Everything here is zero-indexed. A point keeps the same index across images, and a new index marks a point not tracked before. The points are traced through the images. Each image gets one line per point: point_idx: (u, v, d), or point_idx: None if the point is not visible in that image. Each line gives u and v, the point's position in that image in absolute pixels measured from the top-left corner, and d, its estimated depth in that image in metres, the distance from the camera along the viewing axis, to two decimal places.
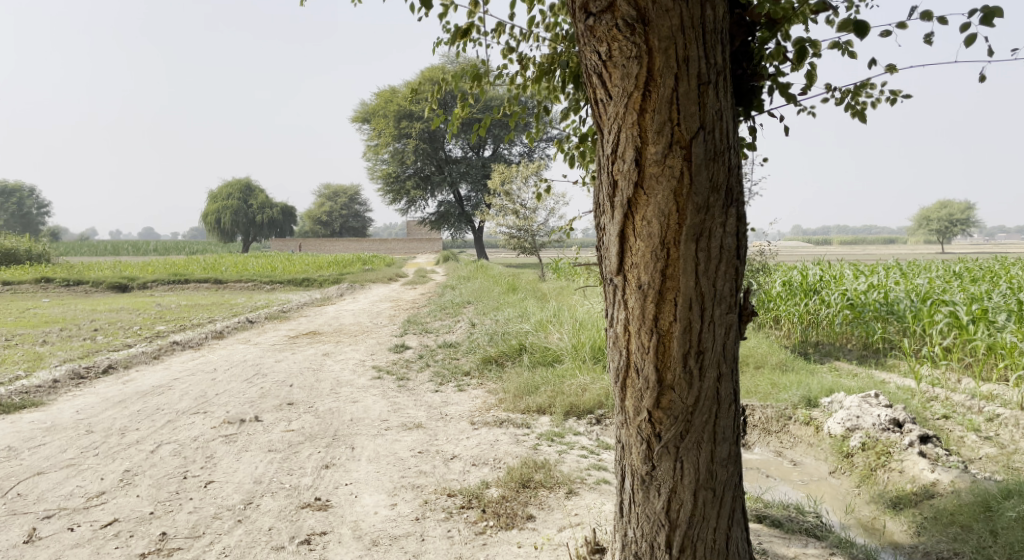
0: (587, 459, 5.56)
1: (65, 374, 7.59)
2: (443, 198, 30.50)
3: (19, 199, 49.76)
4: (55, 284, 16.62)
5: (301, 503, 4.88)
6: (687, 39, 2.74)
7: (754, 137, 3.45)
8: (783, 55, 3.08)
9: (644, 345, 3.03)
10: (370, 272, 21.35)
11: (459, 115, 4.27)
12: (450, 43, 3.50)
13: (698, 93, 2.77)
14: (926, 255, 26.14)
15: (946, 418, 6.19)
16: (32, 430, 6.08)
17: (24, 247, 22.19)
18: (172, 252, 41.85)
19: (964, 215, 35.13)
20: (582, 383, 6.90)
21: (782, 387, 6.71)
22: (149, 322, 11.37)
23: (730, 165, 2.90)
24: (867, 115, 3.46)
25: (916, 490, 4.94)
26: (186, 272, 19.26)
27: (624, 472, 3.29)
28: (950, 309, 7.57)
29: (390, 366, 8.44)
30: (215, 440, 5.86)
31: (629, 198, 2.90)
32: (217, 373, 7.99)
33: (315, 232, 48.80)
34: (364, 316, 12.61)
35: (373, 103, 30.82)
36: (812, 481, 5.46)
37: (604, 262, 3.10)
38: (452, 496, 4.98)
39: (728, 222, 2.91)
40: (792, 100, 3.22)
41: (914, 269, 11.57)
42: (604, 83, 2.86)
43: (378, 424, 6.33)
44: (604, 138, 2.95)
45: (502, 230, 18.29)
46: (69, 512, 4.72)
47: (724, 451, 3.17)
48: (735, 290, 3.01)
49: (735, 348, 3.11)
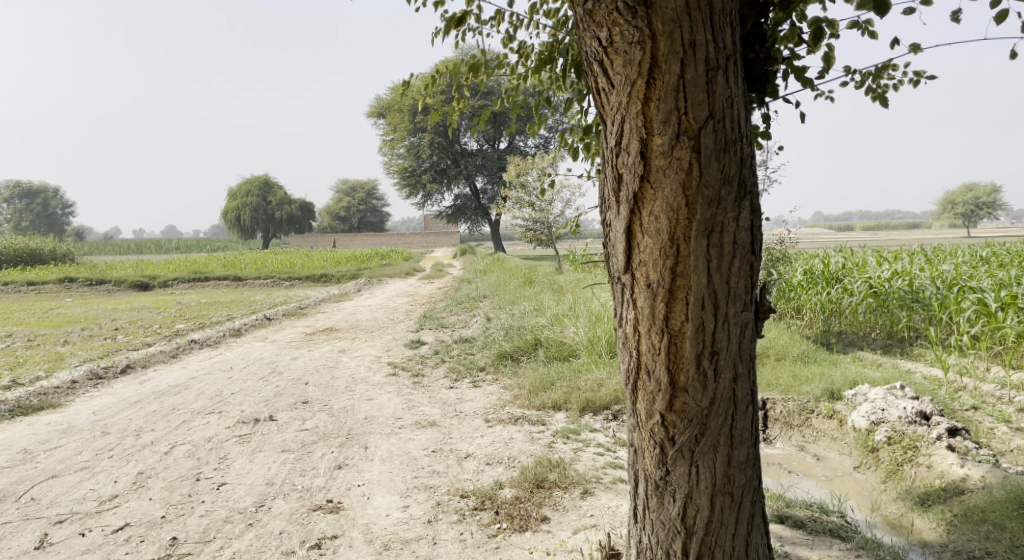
0: (604, 458, 5.41)
1: (83, 375, 7.58)
2: (460, 191, 30.40)
3: (45, 199, 50.47)
4: (78, 283, 16.73)
5: (312, 505, 4.79)
6: (693, 22, 2.58)
7: (768, 125, 3.27)
8: (798, 37, 2.90)
9: (655, 345, 2.88)
10: (388, 267, 21.32)
11: (459, 108, 4.15)
12: (445, 32, 3.35)
13: (707, 79, 2.61)
14: (950, 241, 25.65)
15: (976, 409, 5.97)
16: (49, 432, 6.05)
17: (49, 247, 22.40)
18: (194, 249, 42.20)
19: (990, 198, 34.31)
20: (598, 379, 6.76)
21: (804, 380, 6.52)
22: (169, 320, 11.37)
23: (742, 155, 2.74)
24: (889, 99, 3.27)
25: (945, 486, 4.75)
26: (207, 269, 19.33)
27: (638, 477, 3.15)
28: (978, 296, 7.33)
29: (405, 362, 8.34)
30: (228, 441, 5.79)
31: (636, 192, 2.74)
32: (234, 371, 7.94)
33: (334, 227, 48.96)
34: (381, 311, 12.55)
35: (388, 99, 30.70)
36: (836, 477, 5.28)
37: (612, 259, 2.94)
38: (465, 497, 4.86)
39: (742, 215, 2.75)
40: (808, 85, 3.03)
41: (940, 255, 11.26)
42: (605, 71, 2.71)
43: (392, 423, 6.23)
44: (607, 130, 2.80)
45: (518, 222, 18.12)
46: (81, 516, 4.67)
47: (742, 454, 3.02)
48: (751, 287, 2.85)
49: (752, 347, 2.95)
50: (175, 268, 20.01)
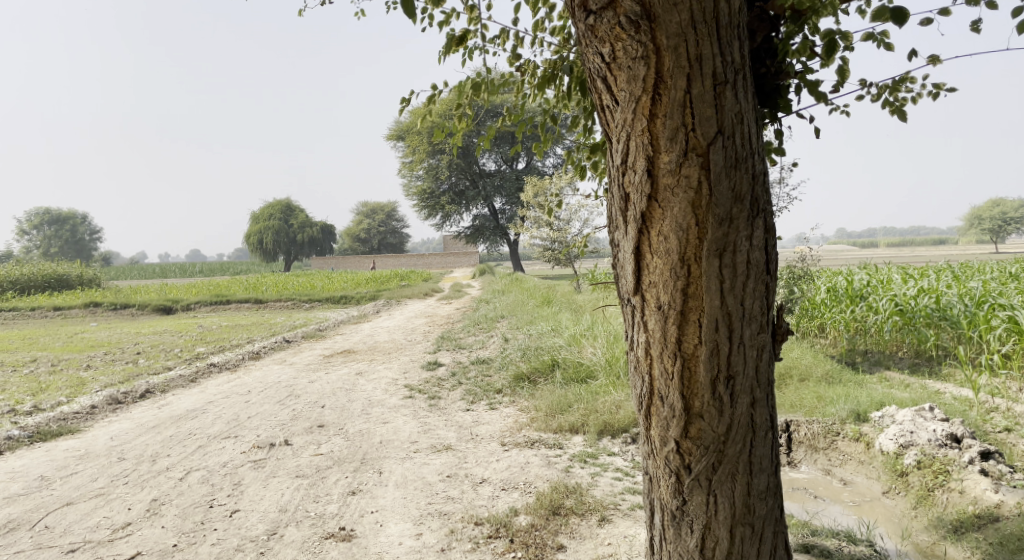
0: (622, 483, 5.26)
1: (103, 400, 7.56)
2: (478, 212, 30.47)
3: (73, 226, 51.42)
4: (102, 308, 16.86)
5: (325, 533, 4.69)
6: (699, 35, 2.49)
7: (782, 141, 3.15)
8: (810, 50, 2.79)
9: (667, 370, 2.77)
10: (406, 287, 21.32)
11: (465, 128, 4.10)
12: (446, 50, 3.29)
13: (714, 94, 2.52)
14: (975, 257, 25.26)
15: (1008, 431, 5.76)
16: (66, 458, 6.02)
17: (75, 272, 22.68)
18: (217, 273, 42.59)
19: (1018, 213, 33.59)
20: (616, 400, 6.61)
21: (829, 401, 6.34)
22: (190, 344, 11.38)
23: (754, 172, 2.63)
24: (908, 113, 3.15)
25: (979, 512, 4.55)
26: (229, 292, 19.42)
27: (653, 507, 3.01)
28: (1008, 314, 7.13)
29: (422, 384, 8.25)
30: (243, 466, 5.71)
31: (643, 211, 2.64)
32: (251, 395, 7.89)
33: (355, 250, 49.32)
34: (399, 332, 12.49)
35: (407, 121, 30.99)
36: (863, 502, 5.10)
37: (620, 281, 2.84)
38: (479, 524, 4.72)
39: (755, 233, 2.64)
40: (822, 99, 2.92)
41: (966, 271, 11.02)
42: (609, 88, 2.63)
43: (407, 447, 6.13)
44: (613, 148, 2.71)
45: (537, 242, 18.07)
46: (93, 545, 4.60)
47: (762, 483, 2.88)
48: (767, 308, 2.74)
49: (769, 371, 2.83)
50: (198, 291, 20.14)
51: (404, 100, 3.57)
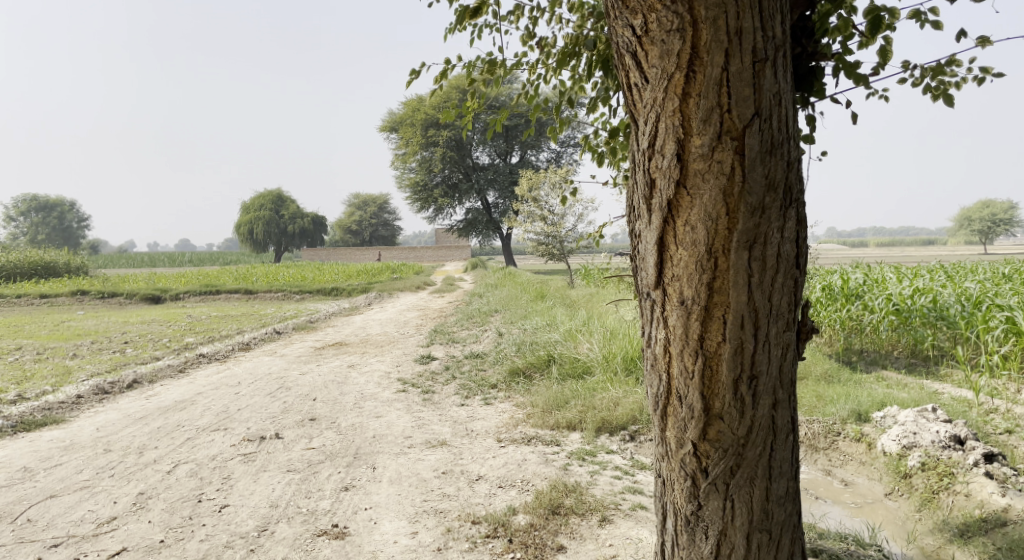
0: (621, 482, 5.13)
1: (89, 390, 7.35)
2: (471, 206, 30.24)
3: (61, 213, 50.87)
4: (90, 296, 16.59)
5: (318, 530, 4.53)
6: (740, 7, 2.34)
7: (813, 127, 3.00)
8: (851, 28, 2.63)
9: (688, 369, 2.62)
10: (398, 280, 21.02)
11: (475, 109, 3.95)
12: (458, 24, 3.13)
13: (753, 73, 2.36)
14: (964, 258, 25.27)
15: (1010, 433, 5.65)
16: (50, 449, 5.83)
17: (63, 260, 22.35)
18: (206, 263, 42.21)
19: (1007, 215, 33.64)
20: (615, 397, 6.47)
21: (829, 400, 6.23)
22: (179, 334, 11.15)
23: (789, 159, 2.48)
24: (953, 97, 3.01)
25: (986, 516, 4.43)
26: (219, 282, 19.18)
27: (666, 511, 2.86)
28: (1007, 315, 7.06)
29: (416, 378, 8.08)
30: (233, 459, 5.54)
31: (670, 199, 2.49)
32: (241, 387, 7.70)
33: (347, 241, 49.01)
34: (391, 325, 12.32)
35: (400, 113, 30.79)
36: (865, 504, 4.98)
37: (640, 274, 2.69)
38: (476, 523, 4.57)
39: (787, 225, 2.50)
40: (862, 81, 2.77)
41: (960, 271, 10.96)
42: (638, 64, 2.47)
43: (401, 442, 5.97)
44: (639, 130, 2.55)
45: (530, 236, 17.91)
46: (77, 540, 4.42)
47: (782, 488, 2.74)
48: (795, 305, 2.59)
49: (794, 371, 2.68)
50: (188, 281, 19.86)
51: (413, 74, 3.40)
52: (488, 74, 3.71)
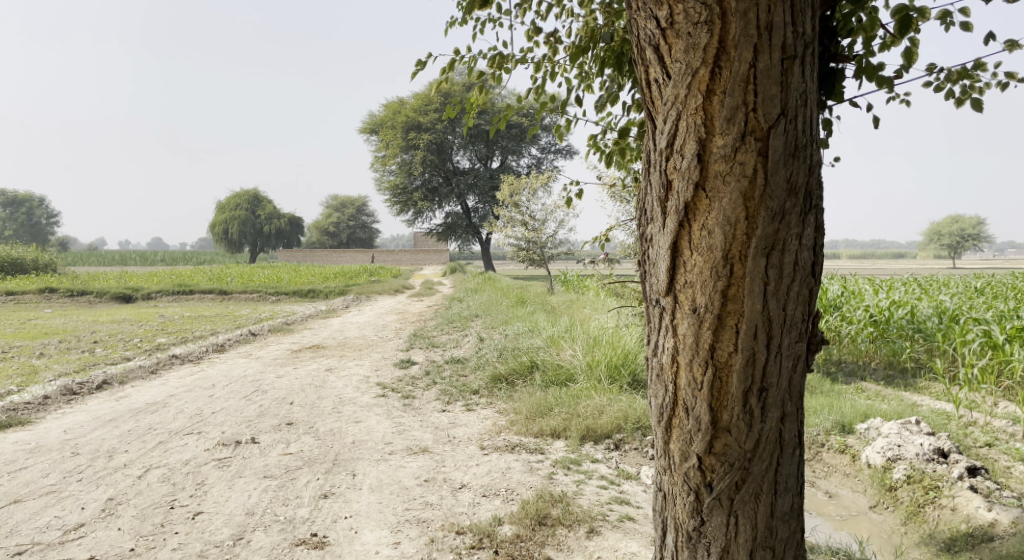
0: (607, 492, 5.01)
1: (56, 391, 7.08)
2: (451, 210, 30.01)
3: (30, 209, 49.85)
4: (59, 294, 16.14)
5: (296, 539, 4.36)
6: (771, 2, 2.25)
7: (831, 130, 2.93)
8: (877, 27, 2.56)
9: (696, 379, 2.52)
10: (377, 283, 20.73)
11: (479, 104, 3.86)
12: (466, 13, 3.02)
13: (781, 70, 2.28)
14: (933, 271, 25.74)
15: (990, 446, 5.64)
16: (14, 452, 5.58)
17: (30, 256, 21.76)
18: (178, 262, 41.48)
19: (975, 230, 34.47)
20: (599, 405, 6.36)
21: (812, 411, 6.19)
22: (150, 334, 10.84)
23: (812, 163, 2.40)
24: (980, 101, 2.96)
25: (972, 531, 4.37)
26: (192, 282, 18.80)
27: (666, 527, 2.75)
28: (984, 328, 7.08)
29: (395, 383, 7.90)
30: (207, 465, 5.34)
31: (687, 201, 2.40)
32: (215, 389, 7.47)
33: (323, 243, 48.53)
34: (369, 328, 12.11)
35: (382, 115, 30.52)
36: (850, 516, 4.90)
37: (649, 279, 2.59)
38: (460, 533, 4.42)
39: (806, 231, 2.41)
40: (885, 83, 2.71)
41: (933, 285, 11.07)
42: (660, 59, 2.39)
43: (381, 448, 5.80)
44: (657, 128, 2.46)
45: (509, 241, 17.81)
46: (42, 548, 4.21)
47: (787, 504, 2.64)
48: (809, 315, 2.50)
49: (804, 383, 2.59)
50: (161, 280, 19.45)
51: (419, 65, 3.33)
52: (494, 68, 3.62)
